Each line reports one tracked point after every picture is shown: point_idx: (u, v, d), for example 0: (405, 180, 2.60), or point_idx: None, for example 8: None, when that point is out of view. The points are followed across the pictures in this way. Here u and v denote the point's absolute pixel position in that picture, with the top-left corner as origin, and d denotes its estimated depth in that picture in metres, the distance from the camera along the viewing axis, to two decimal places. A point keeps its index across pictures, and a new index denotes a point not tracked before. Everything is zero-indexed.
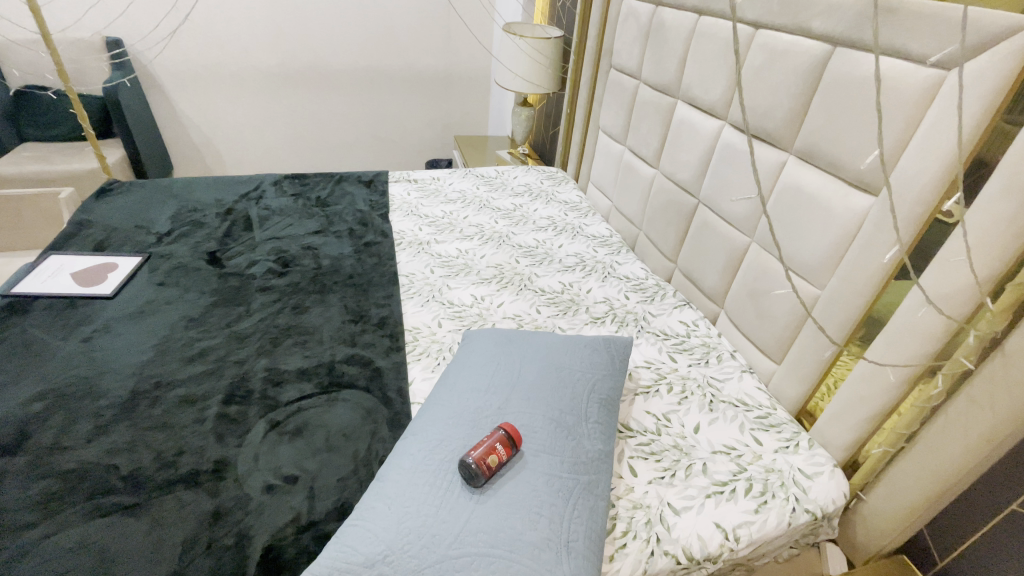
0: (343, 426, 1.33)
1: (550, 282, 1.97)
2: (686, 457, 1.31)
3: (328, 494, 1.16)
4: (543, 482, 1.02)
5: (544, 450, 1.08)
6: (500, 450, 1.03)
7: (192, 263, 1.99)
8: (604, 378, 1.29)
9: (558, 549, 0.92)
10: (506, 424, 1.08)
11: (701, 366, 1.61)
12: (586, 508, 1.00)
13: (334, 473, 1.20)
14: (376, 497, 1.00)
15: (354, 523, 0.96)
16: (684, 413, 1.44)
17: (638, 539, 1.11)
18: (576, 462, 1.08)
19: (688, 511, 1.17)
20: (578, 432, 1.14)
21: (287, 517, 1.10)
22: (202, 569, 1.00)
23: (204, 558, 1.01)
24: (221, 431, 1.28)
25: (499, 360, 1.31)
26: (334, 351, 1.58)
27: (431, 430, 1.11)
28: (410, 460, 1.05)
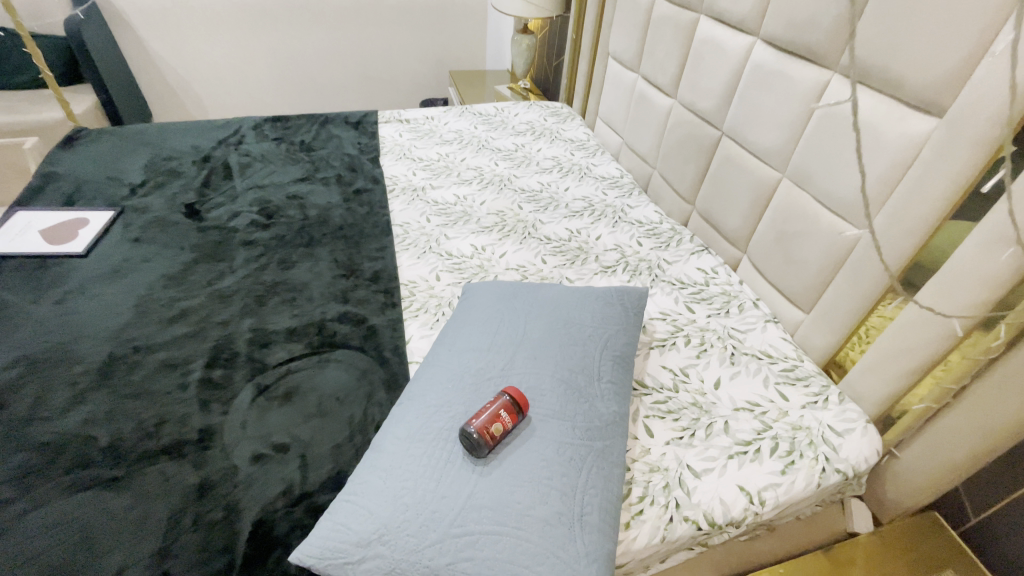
0: (337, 390, 1.23)
1: (556, 229, 1.81)
2: (705, 415, 1.21)
3: (323, 463, 1.07)
4: (553, 451, 0.92)
5: (553, 414, 0.98)
6: (504, 418, 0.92)
7: (169, 216, 1.85)
8: (618, 334, 1.18)
9: (570, 525, 0.83)
10: (510, 388, 0.97)
11: (721, 318, 1.49)
12: (601, 476, 0.91)
13: (327, 440, 1.12)
14: (371, 468, 0.91)
15: (347, 496, 0.87)
16: (704, 368, 1.33)
17: (657, 504, 1.02)
18: (589, 426, 0.98)
19: (710, 474, 1.08)
20: (590, 394, 1.04)
21: (279, 489, 1.00)
22: (189, 546, 0.90)
23: (190, 534, 0.92)
24: (206, 397, 1.19)
25: (502, 315, 1.19)
26: (325, 310, 1.46)
27: (430, 393, 1.01)
28: (407, 427, 0.96)
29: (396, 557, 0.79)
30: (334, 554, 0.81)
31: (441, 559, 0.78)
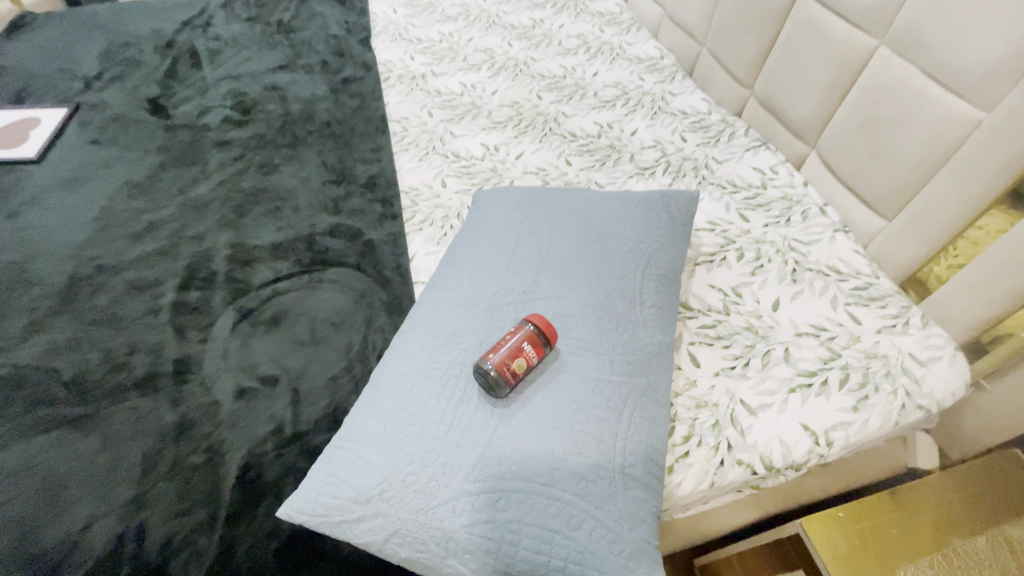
0: (331, 313, 1.06)
1: (582, 123, 1.52)
2: (762, 342, 1.03)
3: (318, 398, 0.92)
4: (588, 390, 0.74)
5: (587, 344, 0.79)
6: (528, 352, 0.74)
7: (130, 114, 1.59)
8: (663, 247, 0.96)
9: (611, 481, 0.67)
10: (535, 315, 0.78)
11: (779, 228, 1.26)
12: (646, 421, 0.74)
13: (323, 371, 0.96)
14: (369, 409, 0.75)
15: (342, 442, 0.73)
16: (760, 287, 1.13)
17: (705, 446, 0.87)
18: (631, 359, 0.79)
19: (767, 411, 0.92)
20: (632, 320, 0.84)
21: (268, 428, 0.87)
22: (167, 494, 0.79)
23: (168, 480, 0.80)
24: (181, 323, 1.04)
25: (523, 225, 0.97)
26: (314, 222, 1.26)
27: (437, 320, 0.83)
28: (411, 359, 0.78)
29: (400, 517, 0.66)
30: (329, 511, 0.68)
31: (454, 521, 0.64)
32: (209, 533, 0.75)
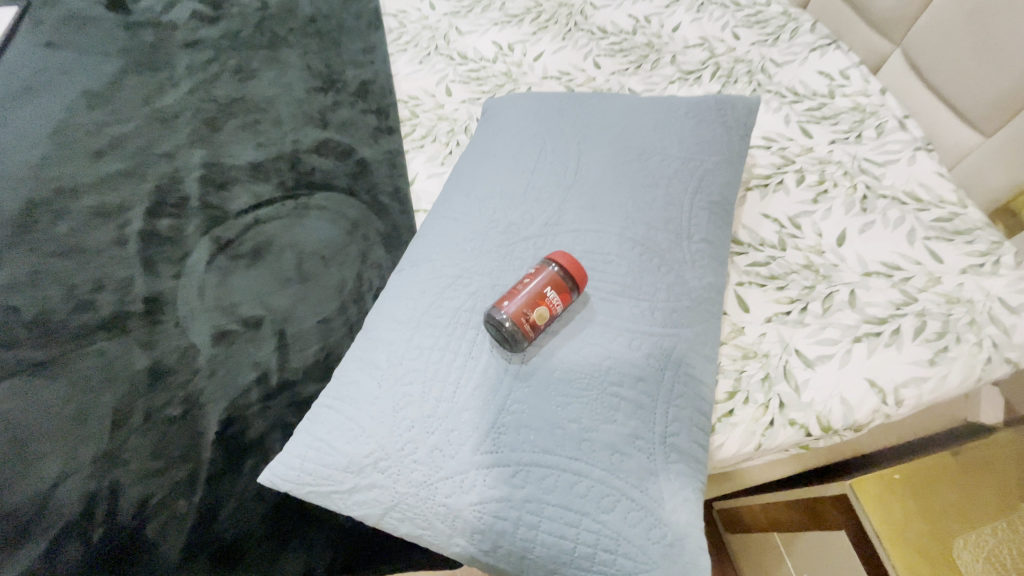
0: (320, 245, 0.91)
1: (614, 16, 1.27)
2: (823, 284, 0.87)
3: (307, 343, 0.81)
4: (623, 344, 0.60)
5: (622, 287, 0.64)
6: (551, 300, 0.60)
7: (84, 9, 1.37)
8: (716, 168, 0.78)
9: (650, 455, 0.55)
10: (559, 253, 0.63)
11: (849, 145, 1.05)
12: (693, 381, 0.61)
13: (312, 312, 0.84)
14: (361, 362, 0.62)
15: (329, 400, 0.61)
16: (823, 218, 0.95)
17: (753, 403, 0.75)
18: (676, 306, 0.65)
19: (827, 365, 0.79)
20: (677, 259, 0.69)
21: (252, 377, 0.76)
22: (141, 450, 0.70)
23: (142, 435, 0.71)
24: (151, 256, 0.91)
25: (545, 139, 0.79)
26: (299, 137, 1.08)
27: (441, 256, 0.69)
28: (410, 304, 0.65)
29: (399, 490, 0.55)
30: (318, 480, 0.58)
31: (461, 498, 0.54)
32: (188, 495, 0.66)
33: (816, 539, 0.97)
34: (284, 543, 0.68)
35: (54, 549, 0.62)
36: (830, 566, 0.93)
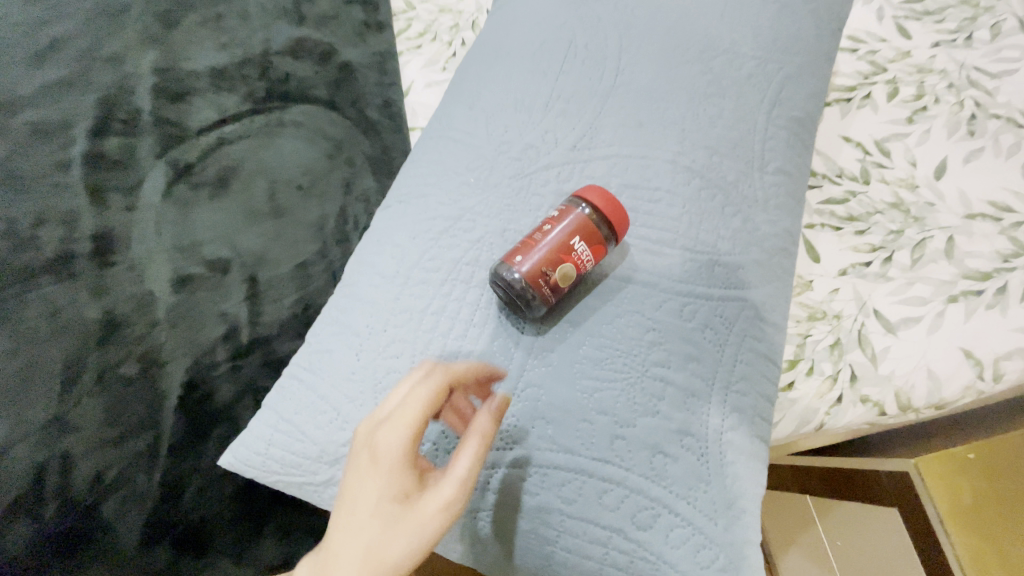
0: (296, 171, 0.75)
1: None
2: (914, 228, 0.70)
3: (284, 292, 0.70)
4: (676, 312, 0.45)
5: (678, 233, 0.48)
6: (579, 255, 0.45)
7: None
8: (797, 77, 0.60)
9: (703, 457, 0.43)
10: (593, 189, 0.47)
11: (957, 49, 0.81)
12: (758, 359, 0.47)
13: (288, 252, 0.72)
14: (336, 326, 0.49)
15: (298, 371, 0.49)
16: (919, 142, 0.75)
17: (819, 375, 0.62)
18: (744, 261, 0.49)
19: (913, 330, 0.64)
20: (745, 197, 0.53)
21: (220, 332, 0.65)
22: (93, 421, 0.56)
23: (94, 402, 0.57)
24: (92, 176, 0.66)
25: (574, 30, 0.60)
26: (268, 27, 0.83)
27: (438, 189, 0.53)
28: (398, 252, 0.51)
29: None
30: (286, 468, 0.47)
31: (458, 502, 0.43)
32: (148, 471, 0.58)
33: (850, 509, 0.87)
34: (257, 526, 0.67)
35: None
36: (870, 538, 0.83)
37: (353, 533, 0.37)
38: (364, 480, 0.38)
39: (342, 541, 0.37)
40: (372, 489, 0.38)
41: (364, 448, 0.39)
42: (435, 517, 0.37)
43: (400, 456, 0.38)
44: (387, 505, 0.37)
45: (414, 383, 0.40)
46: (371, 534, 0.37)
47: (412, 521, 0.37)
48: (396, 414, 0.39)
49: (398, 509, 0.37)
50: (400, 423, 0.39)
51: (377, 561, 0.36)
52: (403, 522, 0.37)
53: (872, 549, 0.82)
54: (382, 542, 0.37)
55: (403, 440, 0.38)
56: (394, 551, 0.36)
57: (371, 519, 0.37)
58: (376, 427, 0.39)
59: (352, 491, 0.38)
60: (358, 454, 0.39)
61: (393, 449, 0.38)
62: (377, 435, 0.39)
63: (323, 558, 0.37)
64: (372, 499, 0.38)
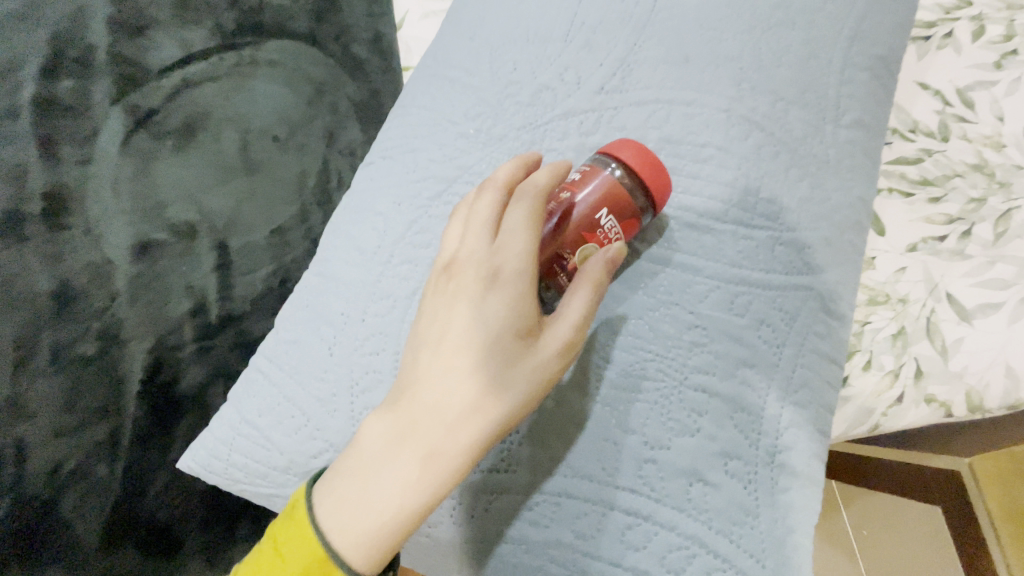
0: (272, 119, 0.64)
1: None
2: (999, 196, 0.57)
3: (258, 262, 0.63)
4: (725, 305, 0.36)
5: (731, 203, 0.38)
6: (606, 232, 0.35)
7: None
8: (883, 4, 0.48)
9: (751, 486, 0.35)
10: (627, 144, 0.36)
11: None
12: (822, 362, 0.38)
13: (263, 215, 0.63)
14: (306, 312, 0.41)
15: (262, 365, 0.41)
16: (1011, 91, 0.59)
17: (878, 370, 0.53)
18: (811, 240, 0.39)
19: (992, 319, 0.54)
20: (812, 156, 0.42)
21: (188, 308, 0.57)
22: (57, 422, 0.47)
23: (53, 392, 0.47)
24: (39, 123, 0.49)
25: None
26: None
27: (429, 143, 0.43)
28: (380, 223, 0.41)
29: None
30: (251, 478, 0.40)
31: (451, 530, 0.36)
32: (110, 462, 0.50)
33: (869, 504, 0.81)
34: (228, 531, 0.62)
35: None
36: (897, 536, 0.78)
37: (463, 372, 0.32)
38: (472, 313, 0.33)
39: (455, 373, 0.32)
40: (483, 323, 0.33)
41: (477, 267, 0.34)
42: (558, 358, 0.33)
43: (520, 283, 0.33)
44: (503, 344, 0.32)
45: (525, 201, 0.34)
46: (487, 374, 0.32)
47: (532, 362, 0.32)
48: (510, 237, 0.33)
49: (516, 346, 0.32)
50: (517, 244, 0.33)
51: (497, 399, 0.32)
52: (521, 363, 0.32)
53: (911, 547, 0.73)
54: (498, 383, 0.32)
55: (522, 267, 0.33)
56: (514, 389, 0.32)
57: (487, 358, 0.32)
58: (492, 238, 0.34)
59: (456, 327, 0.33)
60: (465, 281, 0.34)
61: (507, 277, 0.33)
62: (494, 249, 0.34)
63: (426, 396, 0.32)
64: (485, 328, 0.32)
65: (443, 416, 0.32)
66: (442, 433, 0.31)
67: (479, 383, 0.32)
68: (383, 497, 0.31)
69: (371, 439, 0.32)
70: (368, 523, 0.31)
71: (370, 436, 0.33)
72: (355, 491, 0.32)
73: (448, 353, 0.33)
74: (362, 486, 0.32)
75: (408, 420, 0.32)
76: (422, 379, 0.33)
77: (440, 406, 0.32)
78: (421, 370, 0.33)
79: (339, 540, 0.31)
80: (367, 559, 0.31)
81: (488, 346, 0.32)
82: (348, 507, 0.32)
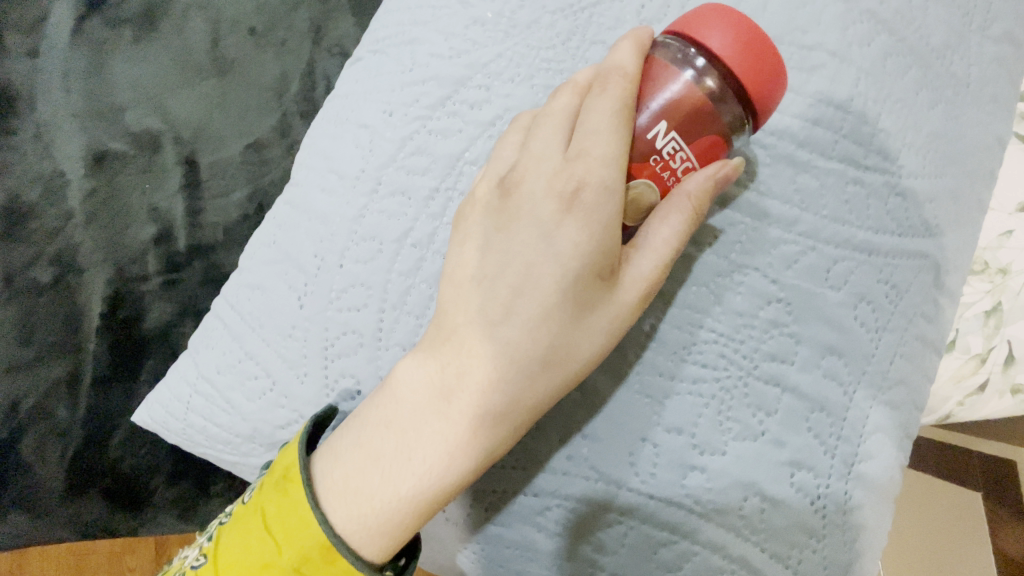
0: (249, 8, 0.53)
1: None
2: None
3: (230, 180, 0.50)
4: (816, 274, 0.27)
5: (839, 134, 0.28)
6: (666, 159, 0.25)
7: None
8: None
9: (820, 506, 0.27)
10: (706, 17, 0.24)
11: None
12: (927, 353, 0.29)
13: (234, 122, 0.52)
14: (274, 252, 0.32)
15: (222, 313, 0.33)
16: None
17: (962, 353, 0.44)
18: (936, 190, 0.29)
19: None
20: (950, 75, 0.31)
21: (150, 234, 0.49)
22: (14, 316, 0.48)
23: (14, 293, 0.48)
24: None
25: None
26: None
27: (431, 32, 0.32)
28: (365, 139, 0.32)
29: None
30: (211, 443, 0.34)
31: (443, 525, 0.31)
32: (69, 403, 0.46)
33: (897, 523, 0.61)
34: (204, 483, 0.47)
35: None
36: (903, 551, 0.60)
37: (526, 321, 0.25)
38: (540, 245, 0.25)
39: (523, 316, 0.25)
40: (554, 259, 0.25)
41: (561, 177, 0.25)
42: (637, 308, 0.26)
43: (605, 208, 0.24)
44: (580, 287, 0.25)
45: (617, 88, 0.25)
46: (557, 323, 0.25)
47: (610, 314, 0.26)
48: (595, 141, 0.25)
49: (593, 291, 0.25)
50: (604, 152, 0.24)
51: (565, 355, 0.26)
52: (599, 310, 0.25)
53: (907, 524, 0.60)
54: (569, 337, 0.25)
55: (608, 179, 0.24)
56: (588, 344, 0.26)
57: (555, 305, 0.25)
58: (581, 136, 0.25)
59: (518, 259, 0.25)
60: (541, 194, 0.26)
61: (588, 199, 0.25)
62: (582, 150, 0.25)
63: (481, 346, 0.26)
64: (565, 260, 0.25)
65: (500, 372, 0.25)
66: (497, 392, 0.25)
67: (546, 336, 0.25)
68: (421, 462, 0.26)
69: (405, 393, 0.26)
70: (401, 491, 0.26)
71: (402, 387, 0.27)
72: (386, 452, 0.26)
73: (507, 293, 0.25)
74: (395, 448, 0.26)
75: (453, 373, 0.26)
76: (472, 323, 0.26)
77: (496, 359, 0.25)
78: (468, 313, 0.26)
79: (355, 510, 0.26)
80: (386, 526, 0.26)
81: (562, 290, 0.25)
82: (377, 470, 0.26)
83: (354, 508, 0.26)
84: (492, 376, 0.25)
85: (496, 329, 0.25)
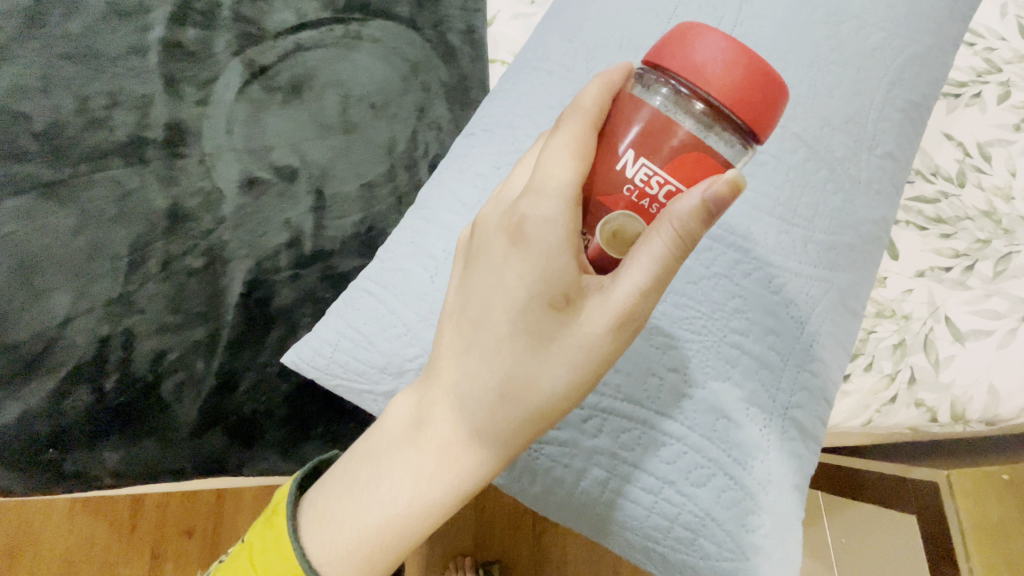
0: (371, 89, 0.73)
1: None
2: (1002, 240, 0.64)
3: (347, 209, 0.69)
4: (763, 283, 0.44)
5: (778, 202, 0.46)
6: (639, 182, 0.35)
7: None
8: (921, 60, 0.56)
9: (765, 429, 0.42)
10: (681, 53, 0.35)
11: None
12: (832, 342, 0.46)
13: (354, 167, 0.70)
14: (412, 248, 0.49)
15: (368, 285, 0.49)
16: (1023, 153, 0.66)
17: (877, 372, 0.60)
18: (836, 242, 0.47)
19: (982, 343, 0.61)
20: (847, 176, 0.50)
21: (283, 239, 0.66)
22: (164, 293, 0.61)
23: (163, 275, 0.61)
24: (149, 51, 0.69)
25: None
26: None
27: (527, 123, 0.51)
28: (480, 183, 0.50)
29: None
30: (349, 375, 0.48)
31: None
32: (206, 359, 0.60)
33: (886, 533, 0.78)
34: (303, 432, 0.65)
35: (80, 382, 0.57)
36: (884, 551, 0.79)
37: (478, 357, 0.40)
38: (495, 284, 0.39)
39: (478, 355, 0.40)
40: (506, 293, 0.38)
41: (511, 226, 0.39)
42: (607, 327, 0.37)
43: (544, 234, 0.37)
44: (531, 318, 0.38)
45: (570, 124, 0.37)
46: (512, 355, 0.39)
47: (559, 334, 0.37)
48: (545, 184, 0.37)
49: (547, 317, 0.38)
50: (545, 193, 0.37)
51: (522, 379, 0.39)
52: (558, 325, 0.38)
53: (884, 541, 0.78)
54: (524, 360, 0.38)
55: (551, 214, 0.37)
56: (540, 371, 0.38)
57: (506, 339, 0.39)
58: (531, 189, 0.38)
59: (479, 299, 0.40)
60: (498, 242, 0.39)
61: (523, 247, 0.38)
62: (532, 195, 0.38)
63: (447, 380, 0.41)
64: (522, 299, 0.38)
65: (448, 415, 0.41)
66: (445, 429, 0.41)
67: (498, 367, 0.39)
68: (388, 486, 0.43)
69: (387, 430, 0.44)
70: (371, 515, 0.43)
71: (392, 418, 0.44)
72: (365, 478, 0.44)
73: (470, 327, 0.40)
74: (370, 481, 0.43)
75: (421, 408, 0.42)
76: (446, 360, 0.41)
77: (452, 397, 0.41)
78: (445, 348, 0.42)
79: (341, 530, 0.44)
80: (373, 529, 0.43)
81: (509, 327, 0.39)
82: (354, 495, 0.44)
83: (331, 534, 0.44)
84: (450, 406, 0.41)
85: (461, 360, 0.41)
